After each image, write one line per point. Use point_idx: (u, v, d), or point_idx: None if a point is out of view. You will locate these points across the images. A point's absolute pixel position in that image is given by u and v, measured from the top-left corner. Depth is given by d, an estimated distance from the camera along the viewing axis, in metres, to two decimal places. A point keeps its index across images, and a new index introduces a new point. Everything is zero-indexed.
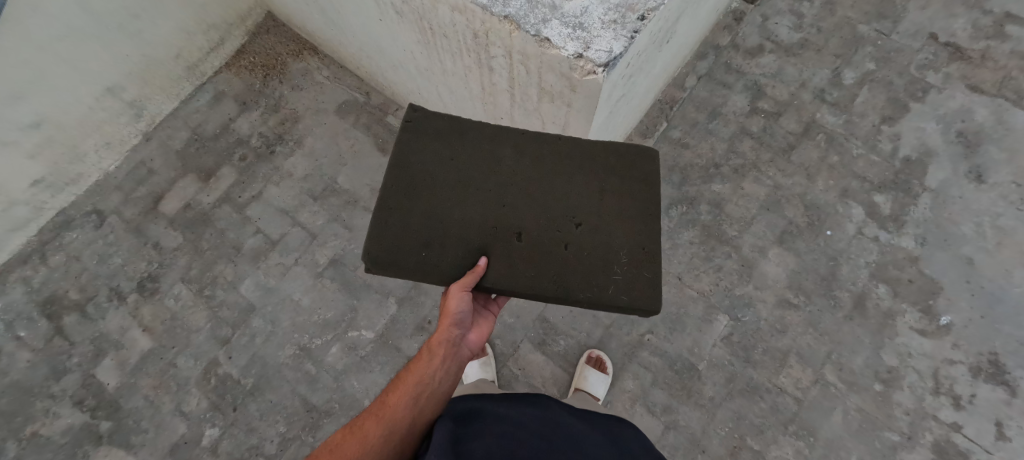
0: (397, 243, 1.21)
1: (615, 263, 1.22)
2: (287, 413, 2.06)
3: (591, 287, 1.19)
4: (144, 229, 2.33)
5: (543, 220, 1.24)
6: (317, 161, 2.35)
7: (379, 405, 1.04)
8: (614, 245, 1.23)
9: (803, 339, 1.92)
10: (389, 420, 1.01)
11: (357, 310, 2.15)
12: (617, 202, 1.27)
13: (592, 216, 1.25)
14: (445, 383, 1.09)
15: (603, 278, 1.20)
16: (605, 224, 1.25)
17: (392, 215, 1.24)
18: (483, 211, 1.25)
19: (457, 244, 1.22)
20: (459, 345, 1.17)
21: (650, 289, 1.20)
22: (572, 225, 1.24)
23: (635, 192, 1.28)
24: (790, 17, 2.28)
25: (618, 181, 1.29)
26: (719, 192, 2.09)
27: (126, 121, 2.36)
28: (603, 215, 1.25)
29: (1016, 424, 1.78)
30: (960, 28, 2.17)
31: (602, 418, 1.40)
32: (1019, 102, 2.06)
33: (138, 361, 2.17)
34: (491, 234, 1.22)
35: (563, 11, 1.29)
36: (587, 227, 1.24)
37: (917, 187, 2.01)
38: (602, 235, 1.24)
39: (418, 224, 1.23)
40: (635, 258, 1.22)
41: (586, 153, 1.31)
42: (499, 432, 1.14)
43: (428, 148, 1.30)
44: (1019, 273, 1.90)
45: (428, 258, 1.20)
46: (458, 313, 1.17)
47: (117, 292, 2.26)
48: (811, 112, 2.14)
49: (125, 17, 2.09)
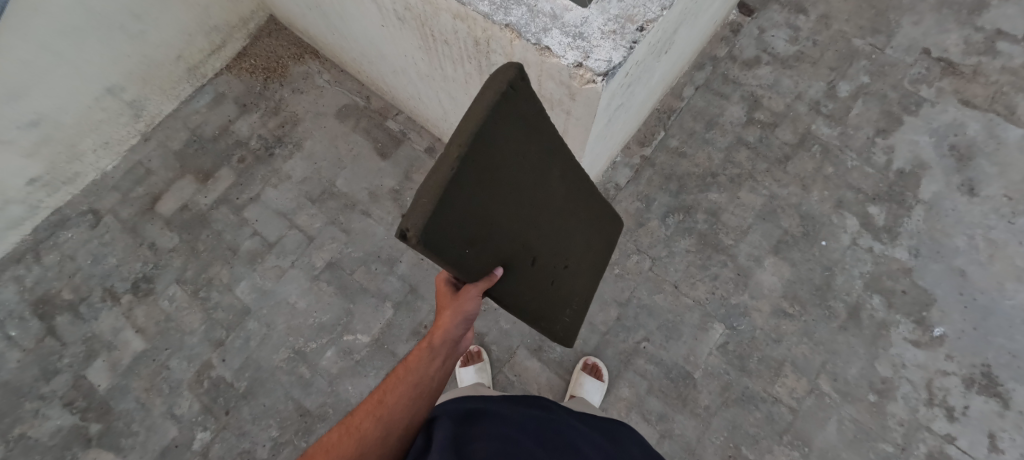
0: (445, 233, 0.87)
1: (567, 306, 1.52)
2: (280, 417, 2.04)
3: (548, 321, 1.45)
4: (141, 229, 2.32)
5: (552, 253, 1.30)
6: (316, 164, 2.35)
7: (375, 406, 0.97)
8: (570, 293, 1.51)
9: (798, 349, 1.93)
10: (388, 420, 0.96)
11: (352, 313, 2.14)
12: (589, 256, 1.53)
13: (573, 262, 1.44)
14: (444, 380, 1.04)
15: (557, 317, 1.48)
16: (575, 273, 1.48)
17: (454, 201, 0.86)
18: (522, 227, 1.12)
19: (494, 254, 1.06)
20: (460, 343, 1.07)
21: (576, 329, 1.63)
22: (562, 267, 1.39)
23: (597, 251, 1.57)
24: (786, 30, 2.31)
25: (594, 236, 1.51)
26: (715, 201, 2.11)
27: (126, 121, 2.36)
28: (577, 264, 1.47)
29: (1009, 436, 1.79)
30: (952, 44, 2.21)
31: (599, 420, 1.42)
32: (1010, 117, 2.09)
33: (131, 363, 2.15)
34: (518, 252, 1.15)
35: (564, 21, 1.31)
36: (567, 270, 1.43)
37: (910, 199, 2.04)
38: (570, 281, 1.47)
39: (472, 218, 0.93)
40: (580, 309, 1.61)
41: (594, 202, 1.43)
42: (503, 432, 1.14)
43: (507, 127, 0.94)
44: (1011, 286, 1.92)
45: (466, 257, 0.96)
46: (470, 312, 1.05)
47: (111, 293, 2.24)
48: (807, 123, 2.17)
49: (127, 18, 2.09)
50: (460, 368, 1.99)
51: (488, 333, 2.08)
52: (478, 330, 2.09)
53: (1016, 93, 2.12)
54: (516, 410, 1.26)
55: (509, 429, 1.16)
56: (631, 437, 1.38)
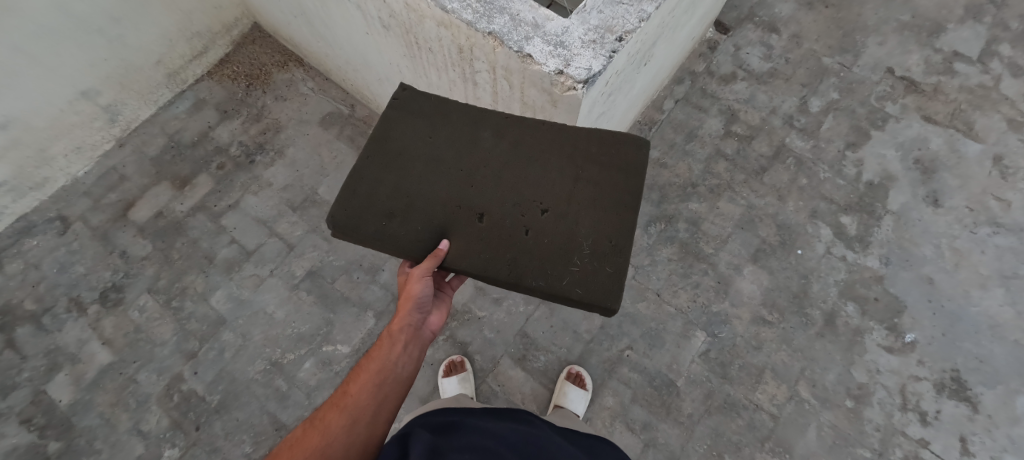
0: (361, 209, 1.20)
1: (575, 252, 1.17)
2: (254, 432, 1.97)
3: (546, 274, 1.15)
4: (112, 237, 2.24)
5: (509, 203, 1.21)
6: (298, 171, 2.32)
7: (339, 397, 1.03)
8: (578, 237, 1.19)
9: (777, 356, 1.97)
10: (351, 408, 1.01)
11: (332, 323, 2.09)
12: (591, 193, 1.22)
13: (559, 202, 1.21)
14: (408, 367, 1.12)
15: (561, 268, 1.16)
16: (563, 213, 1.20)
17: (364, 185, 1.22)
18: (449, 190, 1.22)
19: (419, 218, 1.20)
20: (421, 328, 1.21)
21: (609, 283, 1.15)
22: (538, 211, 1.20)
23: (608, 181, 1.23)
24: (760, 48, 2.42)
25: (595, 170, 1.24)
26: (696, 211, 2.16)
27: (100, 126, 2.30)
28: (568, 203, 1.21)
29: (980, 440, 1.84)
30: (914, 64, 2.34)
31: (584, 437, 1.41)
32: (968, 133, 2.21)
33: (96, 376, 2.05)
34: (453, 212, 1.20)
35: (546, 30, 1.34)
36: (552, 213, 1.20)
37: (880, 209, 2.12)
38: (568, 223, 1.20)
39: (386, 193, 1.21)
40: (601, 250, 1.17)
41: (572, 138, 1.27)
42: (482, 445, 1.13)
43: (409, 120, 1.29)
44: (976, 293, 2.00)
45: (386, 227, 1.19)
46: (421, 297, 1.20)
47: (77, 303, 2.15)
48: (781, 136, 2.25)
49: (106, 22, 2.05)
50: (444, 379, 1.95)
51: (472, 342, 2.06)
52: (461, 339, 2.07)
53: (973, 110, 2.25)
54: (498, 423, 1.25)
55: (487, 441, 1.15)
56: (615, 456, 1.36)
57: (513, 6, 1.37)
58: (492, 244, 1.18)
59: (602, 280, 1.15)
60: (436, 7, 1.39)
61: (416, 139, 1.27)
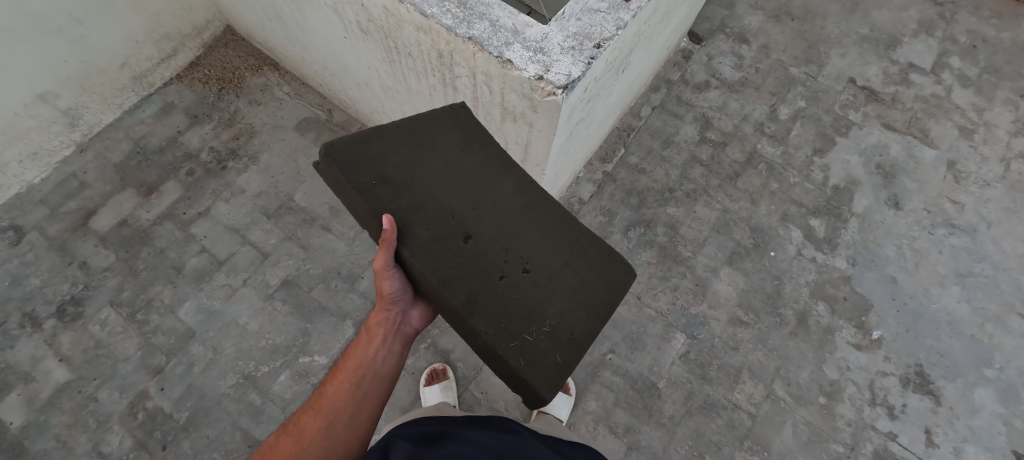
0: (362, 162, 1.14)
1: (535, 322, 1.13)
2: (226, 449, 1.88)
3: (499, 327, 1.10)
4: (71, 247, 2.13)
5: (497, 244, 1.16)
6: (272, 177, 2.26)
7: (317, 399, 1.06)
8: (543, 312, 1.15)
9: (754, 355, 2.02)
10: (327, 411, 1.02)
11: (309, 334, 2.03)
12: (569, 283, 1.19)
13: (540, 274, 1.17)
14: (387, 363, 1.12)
15: (516, 328, 1.11)
16: (539, 285, 1.16)
17: (378, 145, 1.17)
18: (451, 199, 1.17)
19: (409, 200, 1.14)
20: (400, 325, 1.20)
21: (548, 368, 1.11)
22: (520, 269, 1.16)
23: (590, 283, 1.21)
24: (731, 58, 2.51)
25: (582, 266, 1.21)
26: (673, 215, 2.21)
27: (59, 130, 2.19)
28: (548, 279, 1.18)
29: (943, 432, 1.92)
30: (873, 74, 2.47)
31: (571, 448, 1.39)
32: (924, 139, 2.34)
33: (51, 396, 1.93)
34: (442, 220, 1.14)
35: (525, 36, 1.33)
36: (529, 279, 1.16)
37: (846, 213, 2.22)
38: (538, 296, 1.16)
39: (392, 166, 1.16)
40: (557, 336, 1.14)
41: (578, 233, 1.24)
42: (465, 453, 1.09)
43: (448, 129, 1.24)
44: (935, 291, 2.10)
45: (375, 190, 1.13)
46: (389, 291, 1.17)
47: (31, 318, 2.03)
48: (753, 142, 2.34)
49: (66, 21, 1.96)
50: (425, 388, 1.92)
51: (454, 350, 2.03)
52: (443, 347, 2.04)
53: (928, 118, 2.38)
54: (481, 432, 1.21)
55: (469, 449, 1.11)
56: None
57: (493, 12, 1.37)
58: (466, 269, 1.12)
59: (547, 368, 1.11)
60: (415, 11, 1.38)
61: (448, 146, 1.22)
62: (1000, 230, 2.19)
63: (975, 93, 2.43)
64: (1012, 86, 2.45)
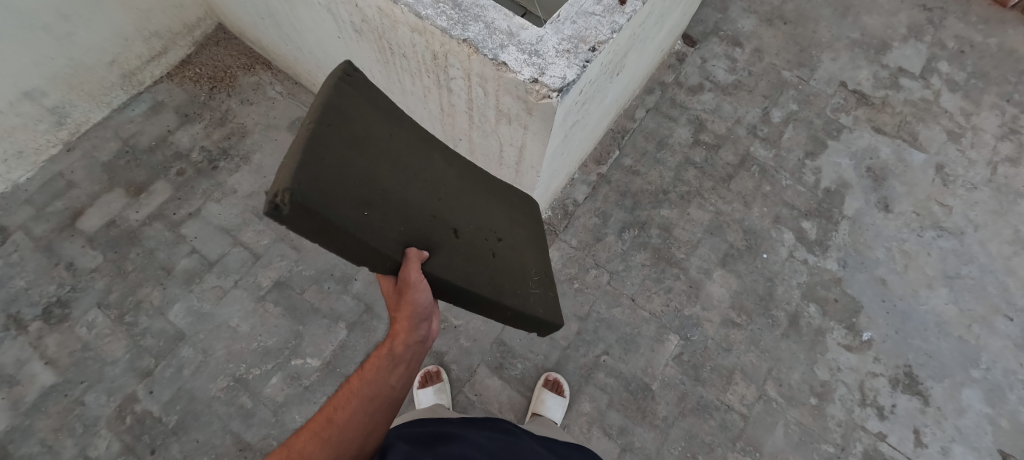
0: (333, 186, 0.80)
1: (529, 277, 1.26)
2: (216, 453, 1.85)
3: (516, 294, 1.18)
4: (58, 248, 2.10)
5: (472, 224, 1.14)
6: (264, 178, 2.24)
7: (323, 426, 0.85)
8: (528, 266, 1.27)
9: (746, 356, 2.03)
10: (335, 442, 0.84)
11: (301, 336, 2.01)
12: (523, 231, 1.31)
13: (507, 234, 1.24)
14: (406, 386, 0.93)
15: (524, 288, 1.22)
16: (510, 245, 1.24)
17: (327, 152, 0.83)
18: (421, 194, 1.03)
19: (400, 218, 0.94)
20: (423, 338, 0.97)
21: (551, 304, 1.31)
22: (496, 238, 1.19)
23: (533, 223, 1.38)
24: (724, 61, 2.53)
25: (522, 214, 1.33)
26: (667, 217, 2.22)
27: (45, 129, 2.15)
28: (516, 236, 1.27)
29: (932, 431, 1.95)
30: (864, 78, 2.50)
31: (566, 448, 1.39)
32: (913, 143, 2.38)
33: (36, 399, 1.89)
34: (430, 222, 1.02)
35: (520, 38, 1.33)
36: (505, 243, 1.22)
37: (837, 215, 2.24)
38: (517, 253, 1.25)
39: (358, 178, 0.88)
40: (543, 279, 1.31)
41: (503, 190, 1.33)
42: (463, 454, 1.09)
43: (367, 111, 0.98)
44: (924, 292, 2.13)
45: (369, 218, 0.86)
46: (426, 308, 0.94)
47: (16, 320, 1.99)
48: (746, 145, 2.35)
49: (54, 18, 1.92)
50: (419, 390, 1.91)
51: (447, 352, 2.02)
52: (437, 349, 2.04)
53: (917, 122, 2.41)
54: (478, 433, 1.21)
55: (467, 450, 1.11)
56: None
57: (488, 15, 1.37)
58: (473, 263, 1.08)
59: (547, 304, 1.30)
60: (409, 12, 1.37)
61: (378, 131, 0.99)
62: (986, 232, 2.23)
63: (963, 98, 2.47)
64: (999, 91, 2.49)
